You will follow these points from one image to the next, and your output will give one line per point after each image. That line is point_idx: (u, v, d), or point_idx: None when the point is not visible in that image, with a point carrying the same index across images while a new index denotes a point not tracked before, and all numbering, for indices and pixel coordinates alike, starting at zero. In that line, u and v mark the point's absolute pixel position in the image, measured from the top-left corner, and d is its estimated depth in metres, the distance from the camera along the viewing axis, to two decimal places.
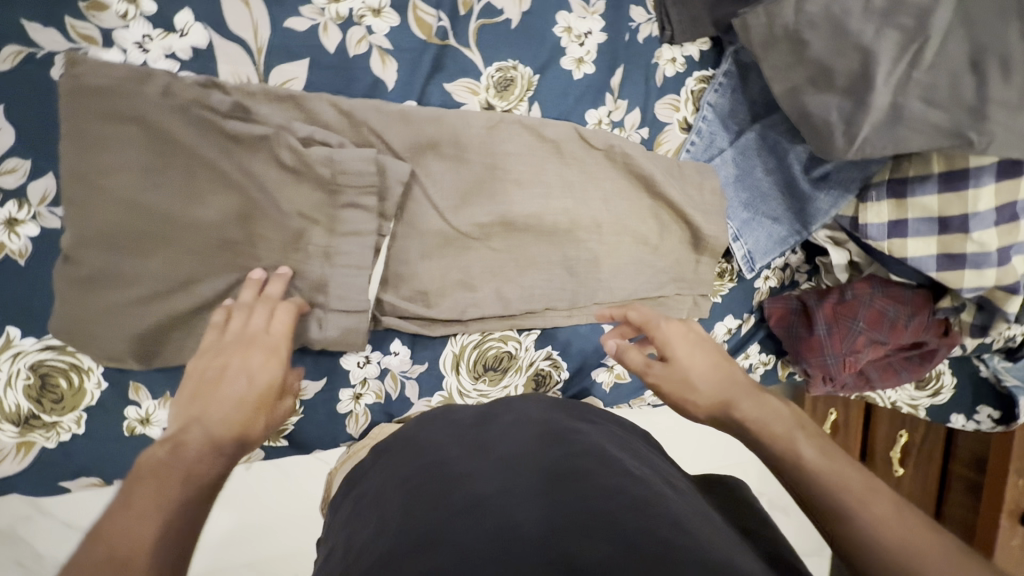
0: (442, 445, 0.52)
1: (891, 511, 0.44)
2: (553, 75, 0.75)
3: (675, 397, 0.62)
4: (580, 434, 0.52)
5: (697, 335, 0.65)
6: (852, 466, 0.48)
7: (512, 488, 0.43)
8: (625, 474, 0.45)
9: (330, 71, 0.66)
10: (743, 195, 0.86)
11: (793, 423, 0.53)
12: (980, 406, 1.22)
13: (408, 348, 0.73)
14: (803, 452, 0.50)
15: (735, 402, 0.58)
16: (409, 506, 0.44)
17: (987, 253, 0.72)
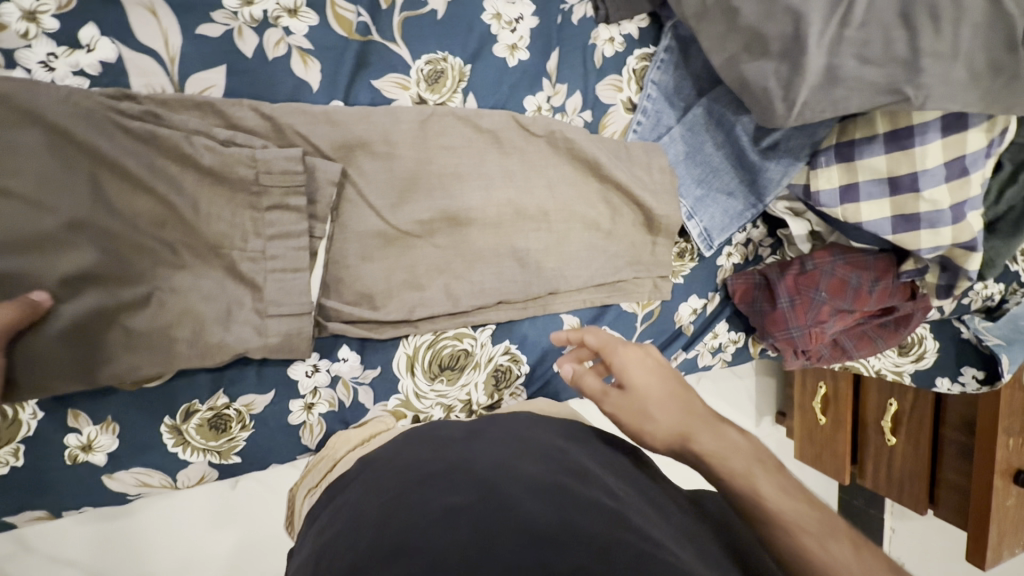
0: (427, 456, 0.52)
1: (850, 552, 0.46)
2: (485, 64, 0.74)
3: (632, 427, 0.58)
4: (554, 448, 0.53)
5: (654, 361, 0.61)
6: (806, 503, 0.49)
7: (492, 494, 0.44)
8: (607, 494, 0.46)
9: (251, 76, 0.64)
10: (695, 172, 0.84)
11: (753, 457, 0.53)
12: (964, 367, 1.20)
13: (358, 354, 0.72)
14: (763, 489, 0.50)
15: (693, 433, 0.55)
16: (387, 508, 0.44)
17: (940, 211, 0.71)
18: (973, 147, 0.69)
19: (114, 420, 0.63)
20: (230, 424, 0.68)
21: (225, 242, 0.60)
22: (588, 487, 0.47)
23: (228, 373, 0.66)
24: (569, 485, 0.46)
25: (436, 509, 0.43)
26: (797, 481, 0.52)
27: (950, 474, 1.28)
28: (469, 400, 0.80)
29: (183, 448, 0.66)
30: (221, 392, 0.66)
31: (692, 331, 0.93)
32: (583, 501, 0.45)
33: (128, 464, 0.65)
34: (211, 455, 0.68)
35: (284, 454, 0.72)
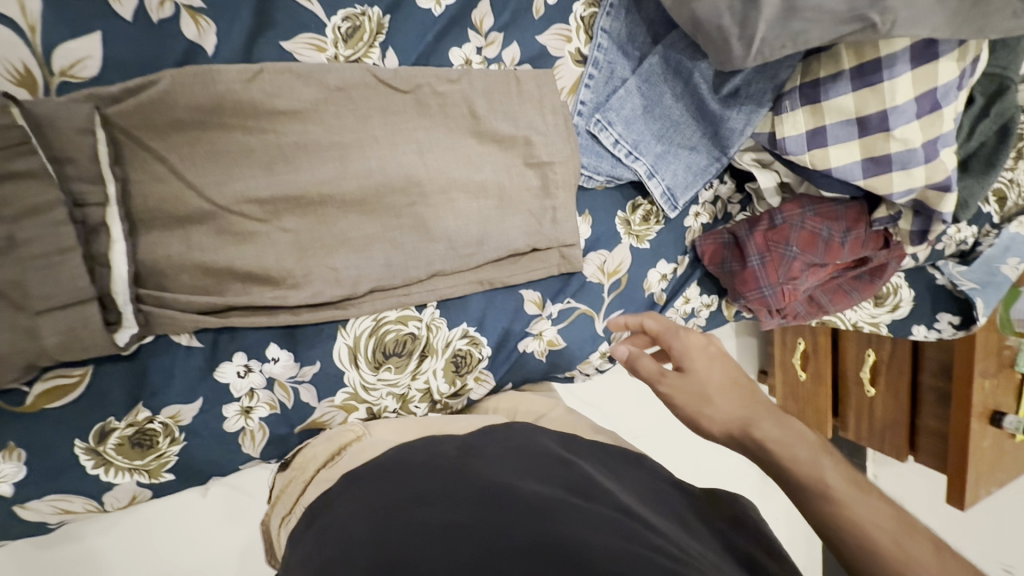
0: (418, 472, 0.52)
1: (930, 550, 0.41)
2: (408, 18, 0.67)
3: (689, 412, 0.57)
4: (558, 460, 0.54)
5: (718, 349, 0.60)
6: (878, 496, 0.46)
7: (498, 513, 0.45)
8: (610, 509, 0.47)
9: (134, 44, 0.57)
10: (655, 126, 0.78)
11: (818, 446, 0.50)
12: (940, 314, 1.18)
13: (290, 352, 0.67)
14: (831, 483, 0.46)
15: (754, 420, 0.53)
16: (387, 524, 0.45)
17: (912, 150, 0.66)
18: (945, 78, 0.64)
19: (18, 446, 0.56)
20: (157, 439, 0.62)
21: None
22: (594, 503, 0.47)
23: (152, 381, 0.61)
24: (576, 503, 0.47)
25: (437, 527, 0.43)
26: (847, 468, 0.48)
27: (929, 418, 1.28)
28: (429, 389, 0.74)
29: (105, 469, 0.60)
30: (140, 406, 0.61)
31: (664, 299, 0.88)
32: (590, 519, 0.45)
33: (42, 492, 0.58)
34: (139, 474, 0.62)
35: (227, 464, 0.66)
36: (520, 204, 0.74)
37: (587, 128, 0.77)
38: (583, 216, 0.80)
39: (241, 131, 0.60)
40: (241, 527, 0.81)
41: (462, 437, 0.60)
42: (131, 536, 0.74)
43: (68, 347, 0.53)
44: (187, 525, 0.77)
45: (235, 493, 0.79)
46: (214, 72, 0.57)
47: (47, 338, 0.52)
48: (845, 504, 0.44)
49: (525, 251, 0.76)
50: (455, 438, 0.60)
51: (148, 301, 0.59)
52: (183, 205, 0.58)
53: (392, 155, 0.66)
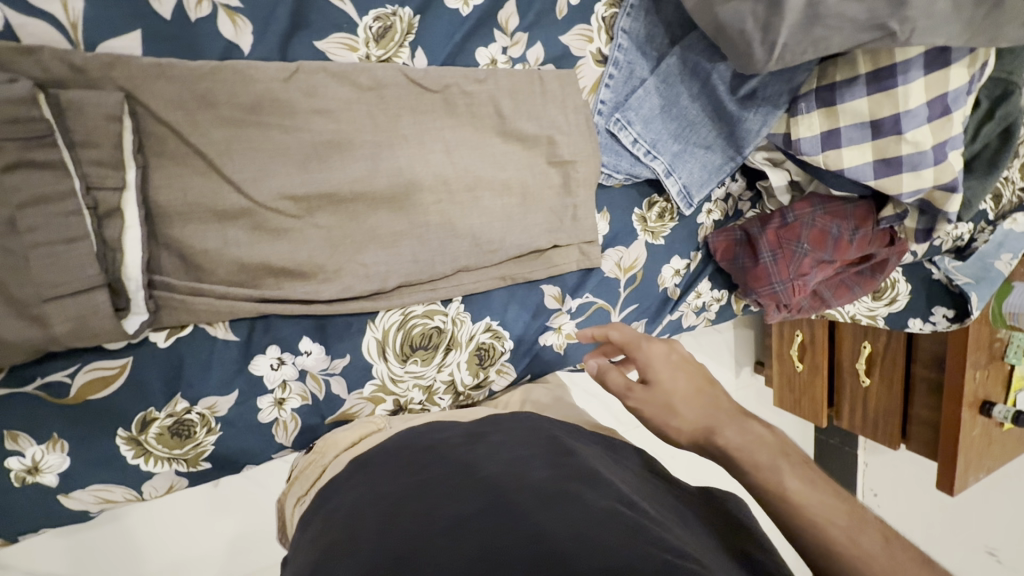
0: (436, 463, 0.55)
1: (878, 542, 0.44)
2: (437, 17, 0.68)
3: (657, 422, 0.62)
4: (565, 451, 0.56)
5: (679, 359, 0.66)
6: (836, 495, 0.49)
7: (506, 503, 0.46)
8: (613, 497, 0.48)
9: (172, 42, 0.58)
10: (671, 126, 0.80)
11: (777, 451, 0.53)
12: (935, 308, 1.22)
13: (322, 345, 0.68)
14: (789, 485, 0.49)
15: (717, 428, 0.57)
16: (399, 519, 0.46)
17: (923, 153, 0.69)
18: (956, 83, 0.66)
19: (62, 437, 0.58)
20: (194, 429, 0.64)
21: None
22: (602, 495, 0.48)
23: (189, 373, 0.62)
24: (584, 495, 0.48)
25: (447, 521, 0.44)
26: (823, 475, 0.51)
27: (921, 409, 1.32)
28: (453, 381, 0.77)
29: (145, 458, 0.62)
30: (178, 397, 0.62)
31: (678, 293, 0.90)
32: (597, 512, 0.45)
33: (85, 482, 0.60)
34: (178, 463, 0.64)
35: (257, 455, 0.68)
36: (542, 201, 0.76)
37: (607, 127, 0.79)
38: (601, 214, 0.82)
39: (278, 130, 0.61)
40: (253, 512, 0.83)
41: (466, 427, 0.63)
42: (153, 517, 0.76)
43: (80, 332, 0.53)
44: (205, 508, 0.80)
45: (246, 481, 0.81)
46: (251, 71, 0.59)
47: (66, 324, 0.52)
48: (803, 505, 0.48)
49: (547, 248, 0.78)
50: (456, 428, 0.64)
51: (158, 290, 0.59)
52: (224, 202, 0.60)
53: (420, 154, 0.68)
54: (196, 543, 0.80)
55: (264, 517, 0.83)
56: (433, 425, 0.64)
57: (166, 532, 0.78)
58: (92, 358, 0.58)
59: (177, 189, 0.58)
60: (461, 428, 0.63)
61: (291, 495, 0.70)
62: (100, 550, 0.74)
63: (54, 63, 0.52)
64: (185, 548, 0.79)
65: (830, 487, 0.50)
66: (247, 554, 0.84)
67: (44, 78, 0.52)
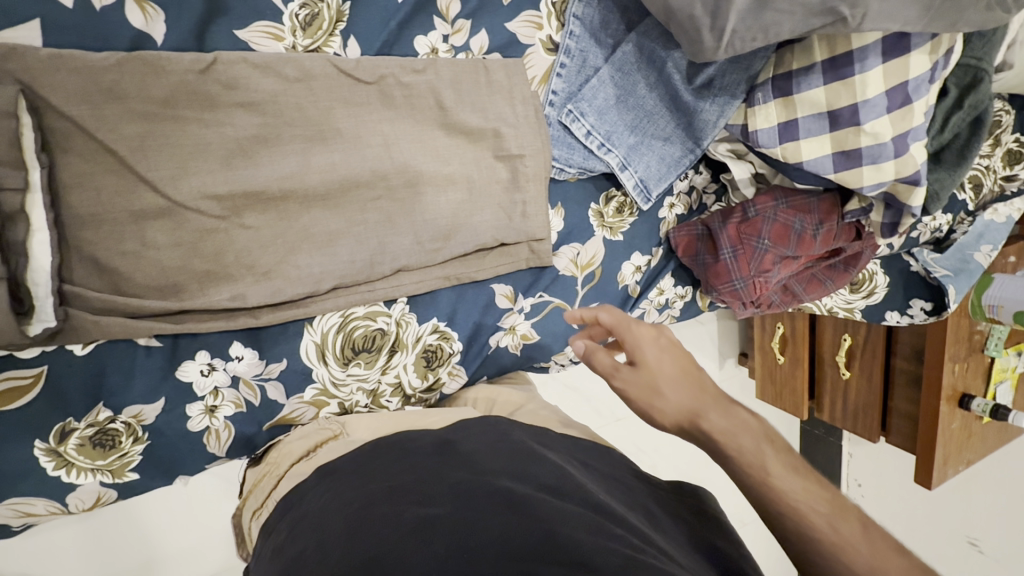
0: (395, 470, 0.52)
1: (859, 532, 0.44)
2: (369, 3, 0.64)
3: (641, 405, 0.56)
4: (530, 457, 0.54)
5: (669, 342, 0.58)
6: (816, 480, 0.48)
7: (469, 507, 0.44)
8: (580, 503, 0.46)
9: (74, 32, 0.54)
10: (628, 117, 0.77)
11: (763, 436, 0.50)
12: (912, 300, 1.20)
13: (254, 350, 0.65)
14: (773, 470, 0.47)
15: (704, 413, 0.53)
16: (364, 518, 0.45)
17: (882, 145, 0.65)
18: (917, 71, 0.62)
19: None
20: (119, 439, 0.61)
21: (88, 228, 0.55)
22: (564, 498, 0.47)
23: (111, 381, 0.60)
24: (544, 495, 0.46)
25: (413, 521, 0.43)
26: (805, 460, 0.49)
27: (901, 402, 1.31)
28: (400, 383, 0.74)
29: (66, 470, 0.60)
30: (100, 406, 0.60)
31: (638, 291, 0.88)
32: (564, 512, 0.44)
33: (2, 497, 0.57)
34: (103, 474, 0.61)
35: (189, 465, 0.65)
36: (489, 197, 0.73)
37: (559, 119, 0.76)
38: (555, 209, 0.79)
39: (197, 125, 0.58)
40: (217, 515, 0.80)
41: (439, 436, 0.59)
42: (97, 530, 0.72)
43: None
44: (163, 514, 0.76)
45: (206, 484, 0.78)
46: (164, 62, 0.56)
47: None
48: (787, 492, 0.46)
49: (493, 246, 0.75)
50: (430, 435, 0.59)
51: (73, 302, 0.57)
52: (143, 203, 0.58)
53: (355, 149, 0.65)
54: (159, 547, 0.77)
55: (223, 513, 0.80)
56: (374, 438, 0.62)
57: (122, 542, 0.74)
58: (2, 368, 0.55)
59: (90, 189, 0.56)
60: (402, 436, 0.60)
61: (244, 499, 0.68)
62: (35, 560, 0.70)
63: None
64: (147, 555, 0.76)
65: (811, 472, 0.49)
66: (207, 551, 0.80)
67: None
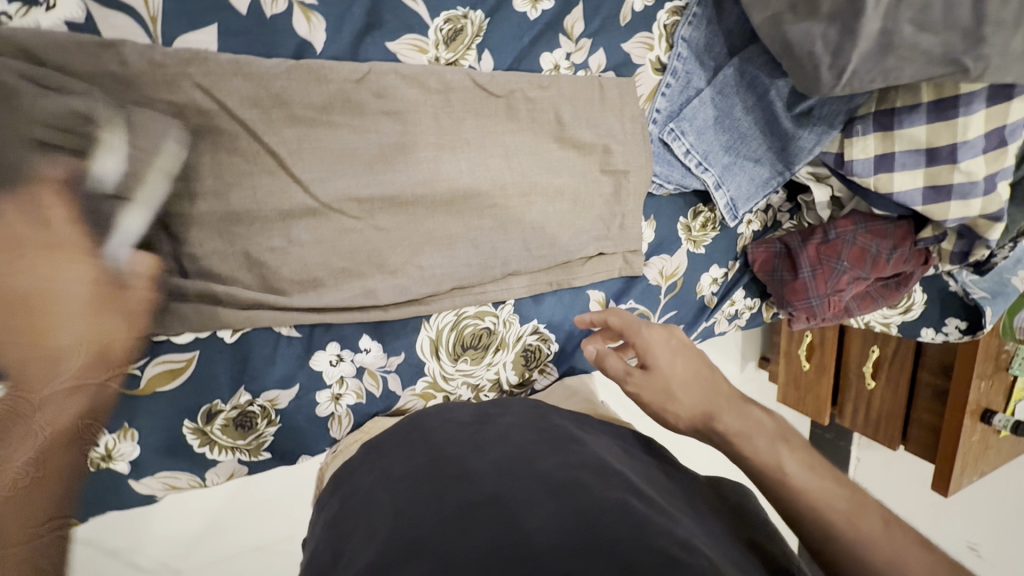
0: (443, 444, 0.58)
1: (879, 527, 0.47)
2: (506, 21, 0.68)
3: (655, 406, 0.63)
4: (573, 441, 0.57)
5: (678, 344, 0.65)
6: (834, 483, 0.51)
7: (513, 490, 0.47)
8: (622, 485, 0.48)
9: (247, 38, 0.57)
10: (723, 138, 0.81)
11: (777, 435, 0.55)
12: (947, 319, 1.25)
13: (379, 343, 0.70)
14: (791, 468, 0.51)
15: (717, 413, 0.58)
16: (410, 502, 0.49)
17: (974, 182, 0.70)
18: (1016, 116, 0.67)
19: (132, 427, 0.59)
20: (256, 421, 0.65)
21: (264, 222, 0.60)
22: (608, 484, 0.48)
23: (253, 367, 0.63)
24: (590, 485, 0.48)
25: (453, 509, 0.46)
26: (821, 459, 0.54)
27: (923, 413, 1.36)
28: (499, 379, 0.78)
29: (209, 447, 0.64)
30: (242, 390, 0.63)
31: (714, 302, 0.92)
32: (602, 501, 0.45)
33: (154, 470, 0.62)
34: (241, 452, 0.66)
35: (310, 448, 0.70)
36: (592, 208, 0.76)
37: (660, 136, 0.79)
38: (647, 221, 0.83)
39: (346, 130, 0.61)
40: (286, 520, 0.79)
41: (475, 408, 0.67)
42: (187, 513, 0.71)
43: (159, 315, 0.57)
44: (242, 509, 0.75)
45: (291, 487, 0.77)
46: (326, 71, 0.59)
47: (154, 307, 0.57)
48: (805, 488, 0.49)
49: (592, 255, 0.79)
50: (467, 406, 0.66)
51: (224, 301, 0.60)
52: (297, 201, 0.60)
53: (480, 158, 0.68)
54: (234, 534, 0.76)
55: (265, 506, 0.76)
56: (470, 410, 0.66)
57: (196, 523, 0.72)
58: (162, 351, 0.59)
59: (246, 189, 0.58)
60: (495, 421, 0.62)
61: (330, 456, 0.70)
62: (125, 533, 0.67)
63: (135, 57, 0.52)
64: (217, 540, 0.75)
65: (828, 471, 0.52)
66: (228, 540, 0.76)
67: (122, 70, 0.52)
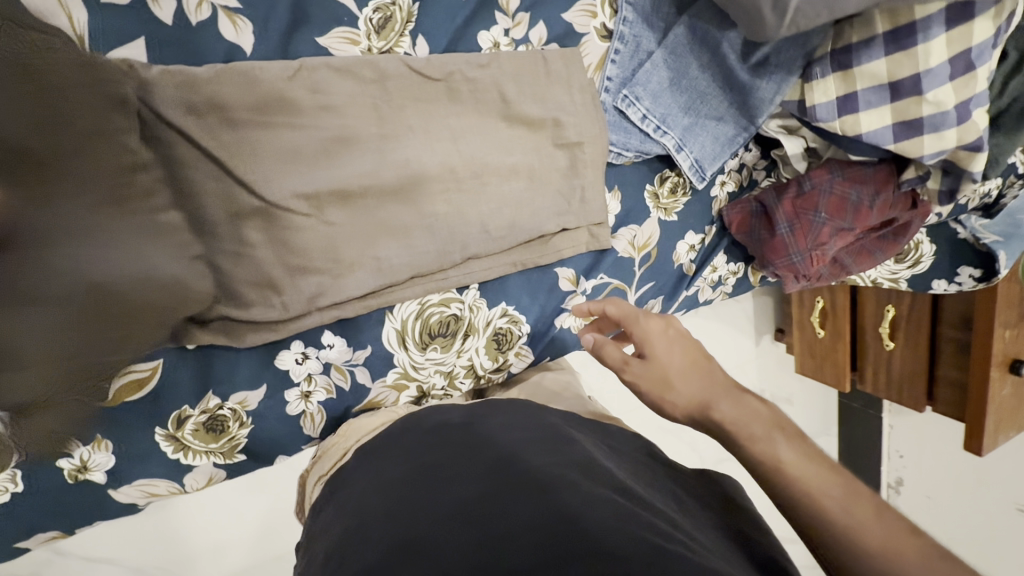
0: (430, 446, 0.56)
1: (873, 516, 0.44)
2: (436, 3, 0.68)
3: (653, 396, 0.62)
4: (561, 438, 0.56)
5: (677, 333, 0.65)
6: (842, 477, 0.48)
7: (501, 487, 0.46)
8: (610, 485, 0.47)
9: (176, 47, 0.58)
10: (682, 98, 0.79)
11: (772, 423, 0.52)
12: (960, 268, 1.19)
13: (344, 338, 0.70)
14: (784, 456, 0.49)
15: (714, 402, 0.57)
16: (399, 502, 0.47)
17: (944, 112, 0.66)
18: (980, 38, 0.63)
19: (105, 438, 0.61)
20: (227, 424, 0.66)
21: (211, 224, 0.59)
22: (595, 481, 0.47)
23: (218, 370, 0.65)
24: (578, 481, 0.47)
25: (444, 509, 0.45)
26: (819, 446, 0.50)
27: (948, 369, 1.30)
28: (473, 365, 0.78)
29: (183, 453, 0.65)
30: (211, 394, 0.65)
31: (693, 269, 0.90)
32: (598, 497, 0.44)
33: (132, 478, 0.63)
34: (215, 456, 0.67)
35: (289, 447, 0.71)
36: (549, 183, 0.75)
37: (614, 104, 0.77)
38: (611, 192, 0.81)
39: (287, 127, 0.61)
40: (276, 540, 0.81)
41: (466, 407, 0.65)
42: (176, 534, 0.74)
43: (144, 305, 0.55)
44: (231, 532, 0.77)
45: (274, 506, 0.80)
46: (256, 71, 0.60)
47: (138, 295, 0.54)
48: (798, 478, 0.47)
49: (555, 232, 0.77)
50: (458, 408, 0.65)
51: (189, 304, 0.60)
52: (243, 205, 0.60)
53: (425, 143, 0.68)
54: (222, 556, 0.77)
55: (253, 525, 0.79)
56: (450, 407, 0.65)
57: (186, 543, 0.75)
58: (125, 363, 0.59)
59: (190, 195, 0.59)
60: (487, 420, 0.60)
61: (312, 462, 0.70)
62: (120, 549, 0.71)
63: None
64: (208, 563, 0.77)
65: (823, 458, 0.49)
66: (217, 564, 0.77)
67: None
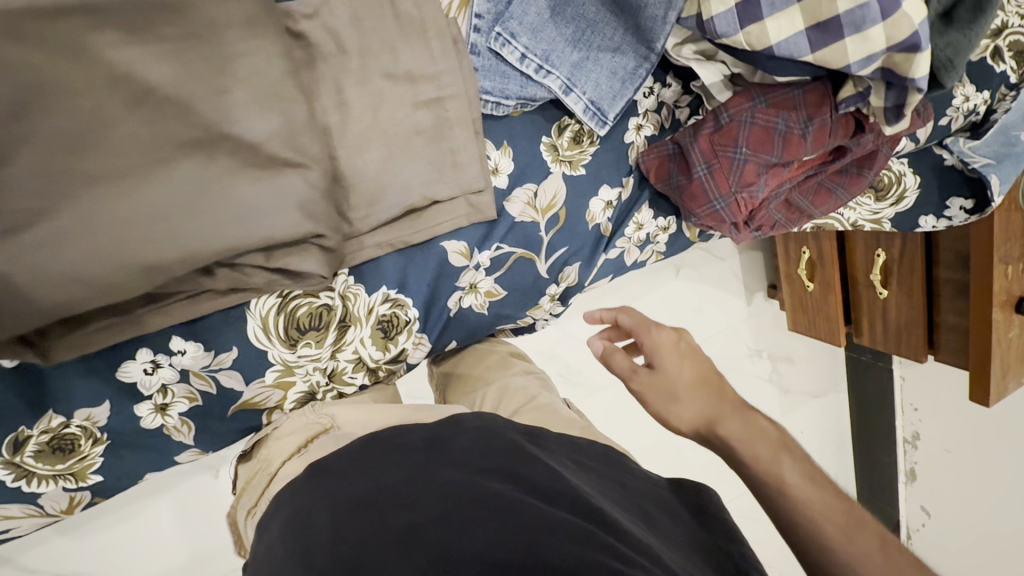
0: (386, 464, 0.49)
1: (872, 541, 0.50)
2: None
3: (657, 407, 0.62)
4: (493, 448, 0.50)
5: (687, 346, 0.64)
6: (833, 493, 0.55)
7: (456, 512, 0.43)
8: (570, 506, 0.44)
9: None
10: (567, 31, 0.68)
11: (779, 444, 0.57)
12: (949, 200, 1.01)
13: (197, 342, 0.63)
14: (789, 478, 0.54)
15: (719, 418, 0.59)
16: (345, 526, 0.43)
17: (865, 6, 0.56)
18: None
19: None
20: (78, 442, 0.61)
21: None
22: (554, 504, 0.44)
23: (47, 391, 0.58)
24: (535, 505, 0.44)
25: (395, 535, 0.41)
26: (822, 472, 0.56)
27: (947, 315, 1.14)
28: (360, 358, 0.71)
29: (26, 480, 0.59)
30: (51, 413, 0.58)
31: (610, 230, 0.80)
32: (553, 523, 0.42)
33: None
34: (65, 479, 0.61)
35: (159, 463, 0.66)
36: (413, 151, 0.65)
37: (488, 45, 0.66)
38: (500, 149, 0.71)
39: None
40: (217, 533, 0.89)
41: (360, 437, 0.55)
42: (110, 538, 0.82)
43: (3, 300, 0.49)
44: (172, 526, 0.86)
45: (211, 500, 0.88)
46: None
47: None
48: (798, 500, 0.53)
49: (428, 203, 0.67)
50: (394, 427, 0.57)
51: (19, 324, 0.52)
52: None
53: None
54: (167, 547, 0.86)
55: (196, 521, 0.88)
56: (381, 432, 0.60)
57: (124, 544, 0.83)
58: None
59: None
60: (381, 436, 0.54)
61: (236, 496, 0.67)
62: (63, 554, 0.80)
63: None
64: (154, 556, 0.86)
65: (827, 484, 0.55)
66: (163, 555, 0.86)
67: None
